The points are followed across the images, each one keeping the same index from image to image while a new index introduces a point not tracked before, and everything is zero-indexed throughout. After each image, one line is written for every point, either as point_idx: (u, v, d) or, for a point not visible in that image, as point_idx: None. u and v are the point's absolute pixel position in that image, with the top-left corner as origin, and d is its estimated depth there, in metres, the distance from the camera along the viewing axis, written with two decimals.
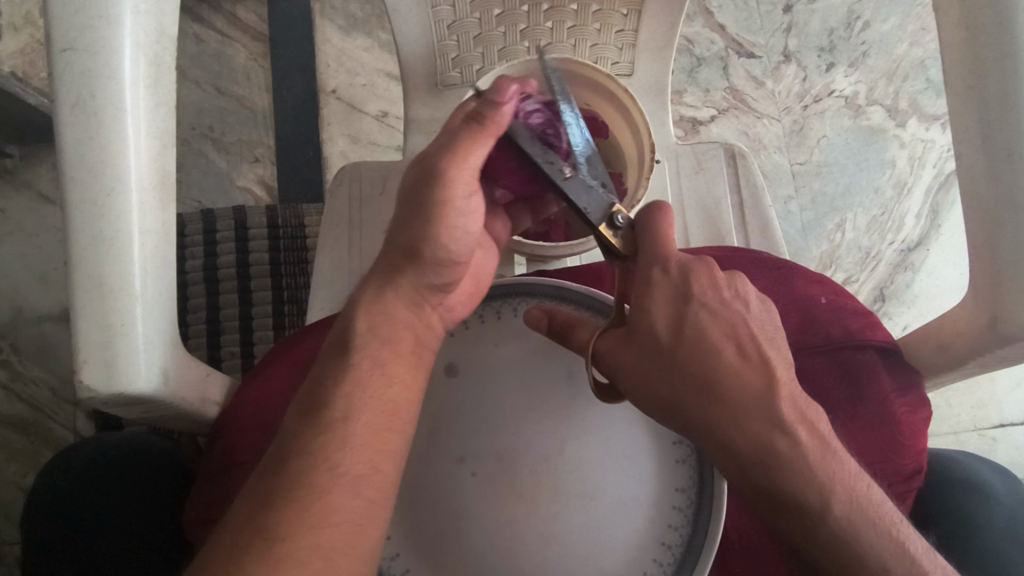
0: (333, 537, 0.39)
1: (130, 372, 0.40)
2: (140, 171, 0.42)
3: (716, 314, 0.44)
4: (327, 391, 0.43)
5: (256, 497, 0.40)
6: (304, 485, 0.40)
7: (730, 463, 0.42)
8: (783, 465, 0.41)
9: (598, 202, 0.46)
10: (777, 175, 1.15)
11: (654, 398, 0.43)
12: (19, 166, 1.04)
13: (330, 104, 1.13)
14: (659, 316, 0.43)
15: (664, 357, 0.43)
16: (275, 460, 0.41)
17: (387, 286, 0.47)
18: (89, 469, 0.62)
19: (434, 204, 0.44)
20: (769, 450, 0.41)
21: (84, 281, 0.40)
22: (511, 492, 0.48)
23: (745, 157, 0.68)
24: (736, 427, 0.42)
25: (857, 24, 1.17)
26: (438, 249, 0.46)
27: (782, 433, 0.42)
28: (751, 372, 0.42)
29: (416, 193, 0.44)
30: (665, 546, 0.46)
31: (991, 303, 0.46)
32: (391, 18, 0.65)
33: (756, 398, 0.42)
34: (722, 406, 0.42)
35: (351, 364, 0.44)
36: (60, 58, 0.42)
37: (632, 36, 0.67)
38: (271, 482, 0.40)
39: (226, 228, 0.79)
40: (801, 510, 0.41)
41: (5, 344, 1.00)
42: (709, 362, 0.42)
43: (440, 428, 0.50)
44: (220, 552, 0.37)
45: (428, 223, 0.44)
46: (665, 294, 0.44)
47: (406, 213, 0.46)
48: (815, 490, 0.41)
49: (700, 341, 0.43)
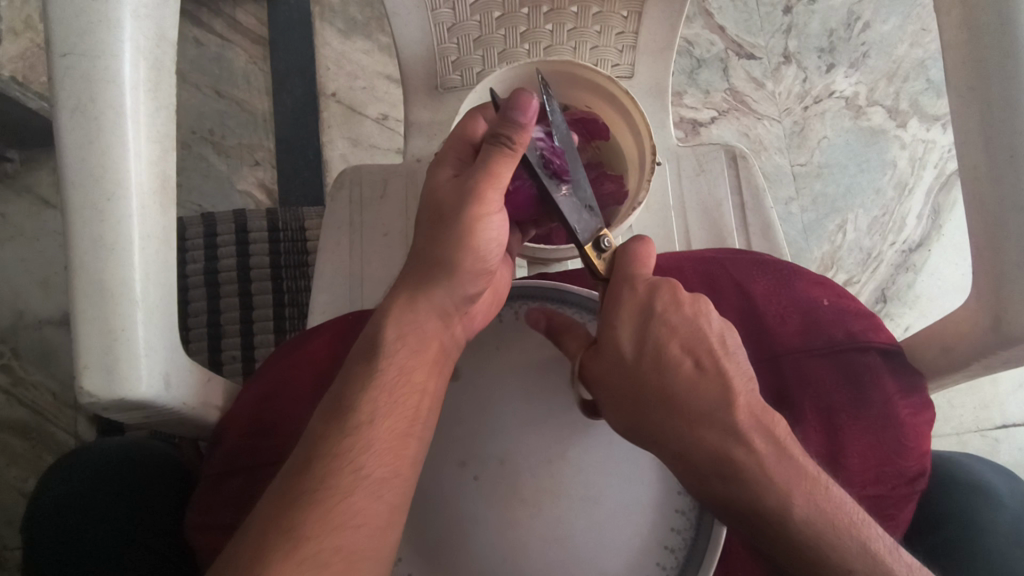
0: (354, 541, 0.39)
1: (131, 377, 0.40)
2: (141, 176, 0.42)
3: (671, 328, 0.43)
4: (352, 394, 0.43)
5: (279, 498, 0.39)
6: (329, 487, 0.39)
7: (688, 473, 0.42)
8: (740, 476, 0.40)
9: (587, 224, 0.47)
10: (778, 176, 1.14)
11: (619, 412, 0.43)
12: (19, 170, 1.04)
13: (330, 107, 1.13)
14: (624, 334, 0.44)
15: (629, 374, 0.43)
16: (299, 462, 0.41)
17: (418, 297, 0.46)
18: (88, 475, 0.61)
19: (472, 218, 0.45)
20: (727, 462, 0.41)
21: (86, 286, 0.40)
22: (515, 496, 0.47)
23: (746, 159, 0.68)
24: (692, 437, 0.41)
25: (858, 24, 1.17)
26: (471, 260, 0.46)
27: (738, 443, 0.41)
28: (705, 384, 0.42)
29: (450, 206, 0.45)
30: (669, 549, 0.46)
31: (994, 304, 0.46)
32: (392, 20, 0.65)
33: (710, 409, 0.41)
34: (681, 418, 0.41)
35: (378, 370, 0.44)
36: (61, 63, 0.42)
37: (633, 38, 0.67)
38: (296, 483, 0.40)
39: (225, 232, 0.79)
40: (758, 518, 0.41)
41: (6, 349, 1.00)
42: (664, 378, 0.42)
43: (446, 431, 0.50)
44: (244, 553, 0.37)
45: (465, 234, 0.45)
46: (630, 313, 0.44)
47: (436, 226, 0.46)
48: (773, 499, 0.40)
49: (657, 358, 0.43)
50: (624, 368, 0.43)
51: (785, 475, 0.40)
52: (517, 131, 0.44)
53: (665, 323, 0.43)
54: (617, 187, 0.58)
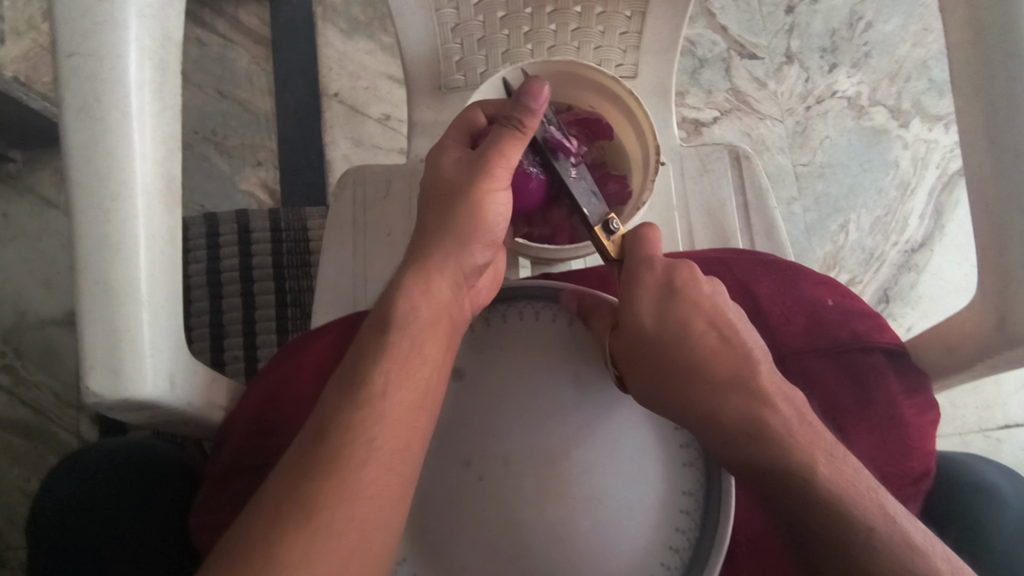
0: (367, 509, 0.39)
1: (137, 376, 0.40)
2: (147, 176, 0.42)
3: (691, 300, 0.46)
4: (364, 367, 0.43)
5: (292, 469, 0.39)
6: (342, 458, 0.39)
7: (714, 434, 0.44)
8: (768, 440, 0.42)
9: (594, 206, 0.49)
10: (781, 176, 1.14)
11: (635, 377, 0.45)
12: (22, 170, 1.04)
13: (333, 107, 1.13)
14: (646, 307, 0.46)
15: (649, 345, 0.45)
16: (313, 433, 0.41)
17: (430, 271, 0.47)
18: (92, 475, 0.61)
19: (479, 190, 0.47)
20: (756, 425, 0.43)
21: (91, 286, 0.40)
22: (518, 495, 0.47)
23: (750, 158, 0.68)
24: (720, 399, 0.44)
25: (860, 24, 1.17)
26: (480, 231, 0.48)
27: (768, 409, 0.43)
28: (732, 351, 0.45)
29: (458, 181, 0.48)
30: (673, 550, 0.47)
31: (999, 304, 0.45)
32: (396, 21, 0.65)
33: (734, 377, 0.44)
34: (704, 380, 0.44)
35: (392, 344, 0.44)
36: (66, 63, 0.42)
37: (637, 38, 0.67)
38: (309, 452, 0.40)
39: (229, 232, 0.79)
40: (792, 488, 0.41)
41: (9, 348, 1.00)
42: (686, 345, 0.45)
43: (450, 431, 0.50)
44: (259, 522, 0.37)
45: (474, 206, 0.47)
46: (650, 290, 0.46)
47: (444, 202, 0.48)
48: (803, 466, 0.41)
49: (678, 326, 0.45)
50: (641, 333, 0.45)
51: (813, 445, 0.42)
52: (526, 115, 0.47)
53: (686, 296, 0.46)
54: (621, 187, 0.57)
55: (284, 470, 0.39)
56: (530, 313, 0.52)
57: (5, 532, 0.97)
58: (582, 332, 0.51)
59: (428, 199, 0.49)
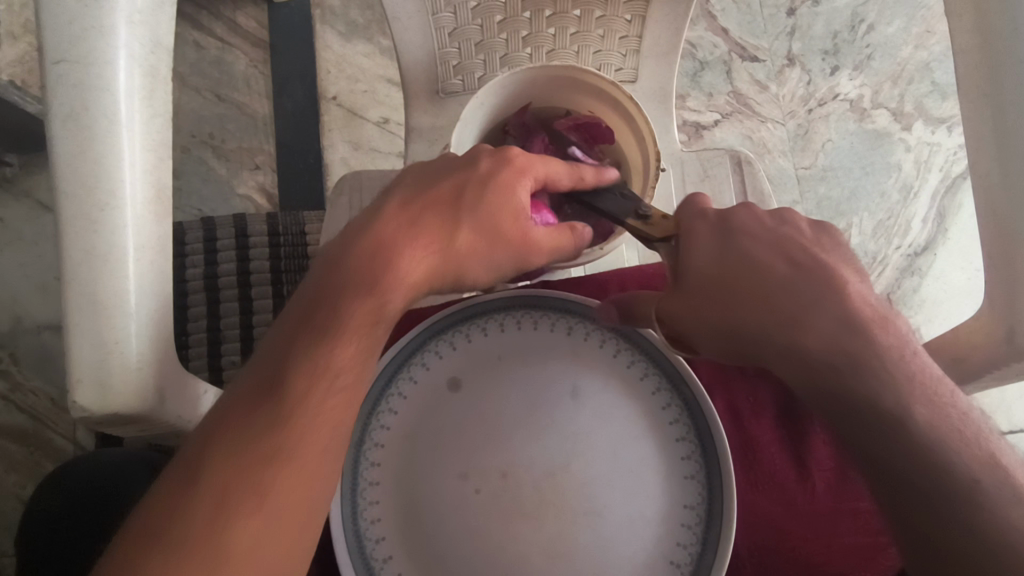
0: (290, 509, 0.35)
1: (125, 392, 0.39)
2: (136, 185, 0.41)
3: (760, 236, 0.44)
4: (330, 342, 0.38)
5: (234, 439, 0.35)
6: (303, 437, 0.36)
7: (802, 372, 0.41)
8: (860, 366, 0.39)
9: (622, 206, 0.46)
10: (782, 179, 1.13)
11: (706, 325, 0.42)
12: (19, 174, 1.03)
13: (331, 110, 1.12)
14: (704, 249, 0.43)
15: (719, 287, 0.42)
16: (269, 397, 0.37)
17: (426, 285, 0.42)
18: (85, 488, 0.60)
19: (513, 265, 0.44)
20: (847, 350, 0.40)
21: (78, 298, 0.39)
22: (516, 509, 0.46)
23: (751, 163, 0.67)
24: (807, 332, 0.40)
25: (862, 26, 1.16)
26: (468, 283, 0.44)
27: (859, 335, 0.40)
28: (808, 280, 0.41)
29: (504, 246, 0.43)
30: (674, 564, 0.45)
31: (1007, 315, 0.45)
32: (392, 25, 0.64)
33: (822, 299, 0.41)
34: (780, 316, 0.41)
35: (375, 333, 0.40)
36: (53, 70, 0.41)
37: (636, 41, 0.66)
38: (263, 424, 0.36)
39: (226, 236, 0.78)
40: (882, 424, 0.39)
41: (5, 354, 1.00)
42: (759, 281, 0.42)
43: (442, 444, 0.48)
44: (204, 500, 0.34)
45: (497, 270, 0.44)
46: (704, 233, 0.43)
47: (476, 250, 0.43)
48: (894, 395, 0.39)
49: (745, 262, 0.42)
50: (708, 275, 0.42)
51: (903, 376, 0.39)
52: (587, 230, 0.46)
53: (746, 233, 0.44)
54: None
55: (228, 438, 0.35)
56: (528, 323, 0.51)
57: None
58: (580, 341, 0.50)
59: (475, 210, 0.43)
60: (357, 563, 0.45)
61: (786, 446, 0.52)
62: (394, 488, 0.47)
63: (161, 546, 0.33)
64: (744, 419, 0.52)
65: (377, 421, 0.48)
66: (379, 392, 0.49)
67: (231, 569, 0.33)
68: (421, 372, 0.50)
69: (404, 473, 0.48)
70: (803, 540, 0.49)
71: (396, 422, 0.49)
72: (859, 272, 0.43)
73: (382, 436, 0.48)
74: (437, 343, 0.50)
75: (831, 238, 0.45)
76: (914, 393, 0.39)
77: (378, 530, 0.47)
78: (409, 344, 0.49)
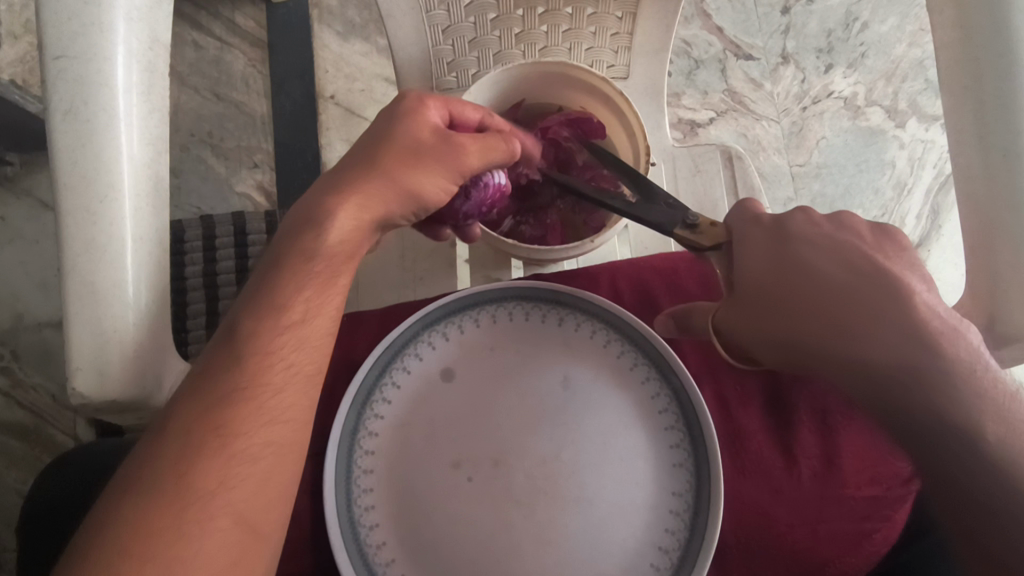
0: (252, 457, 0.39)
1: (123, 378, 0.40)
2: (134, 178, 0.42)
3: (821, 243, 0.44)
4: (276, 287, 0.43)
5: (197, 396, 0.40)
6: (258, 388, 0.41)
7: (861, 381, 0.42)
8: (919, 381, 0.40)
9: (664, 213, 0.48)
10: (777, 177, 1.14)
11: (767, 336, 0.43)
12: (19, 173, 1.04)
13: (329, 109, 1.12)
14: (759, 257, 0.44)
15: (773, 296, 0.43)
16: (221, 355, 0.41)
17: (365, 211, 0.44)
18: (83, 474, 0.61)
19: (449, 166, 0.46)
20: (910, 363, 0.40)
21: (78, 288, 0.40)
22: (509, 497, 0.48)
23: (741, 159, 0.69)
24: (871, 345, 0.41)
25: (856, 24, 1.17)
26: (421, 202, 0.46)
27: (923, 348, 0.40)
28: (870, 289, 0.42)
29: (428, 153, 0.45)
30: (663, 550, 0.46)
31: (988, 303, 0.46)
32: (386, 22, 0.65)
33: (884, 309, 0.41)
34: (841, 327, 0.42)
35: (317, 271, 0.43)
36: (53, 65, 0.42)
37: (628, 38, 0.67)
38: (219, 381, 0.40)
39: (225, 234, 0.74)
40: (948, 437, 0.41)
41: (5, 351, 1.01)
42: (816, 290, 0.42)
43: (437, 433, 0.49)
44: (167, 451, 0.38)
45: (439, 180, 0.46)
46: (760, 241, 0.44)
47: (406, 160, 0.45)
48: (956, 411, 0.40)
49: (804, 269, 0.43)
50: (765, 283, 0.43)
51: (964, 391, 0.40)
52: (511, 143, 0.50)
53: (803, 239, 0.44)
54: None
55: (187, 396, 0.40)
56: (520, 314, 0.52)
57: None
58: (572, 332, 0.51)
59: (394, 135, 0.45)
60: (352, 552, 0.45)
61: (773, 435, 0.53)
62: (388, 477, 0.48)
63: (131, 492, 0.37)
64: (732, 408, 0.53)
65: (371, 409, 0.49)
66: (373, 380, 0.49)
67: (199, 507, 0.37)
68: (415, 362, 0.50)
69: (399, 462, 0.48)
70: (789, 527, 0.50)
71: (389, 411, 0.49)
72: (924, 279, 0.43)
73: (376, 425, 0.49)
74: (430, 334, 0.51)
75: (893, 241, 0.44)
76: (981, 404, 0.40)
77: (372, 517, 0.47)
78: (403, 335, 0.50)
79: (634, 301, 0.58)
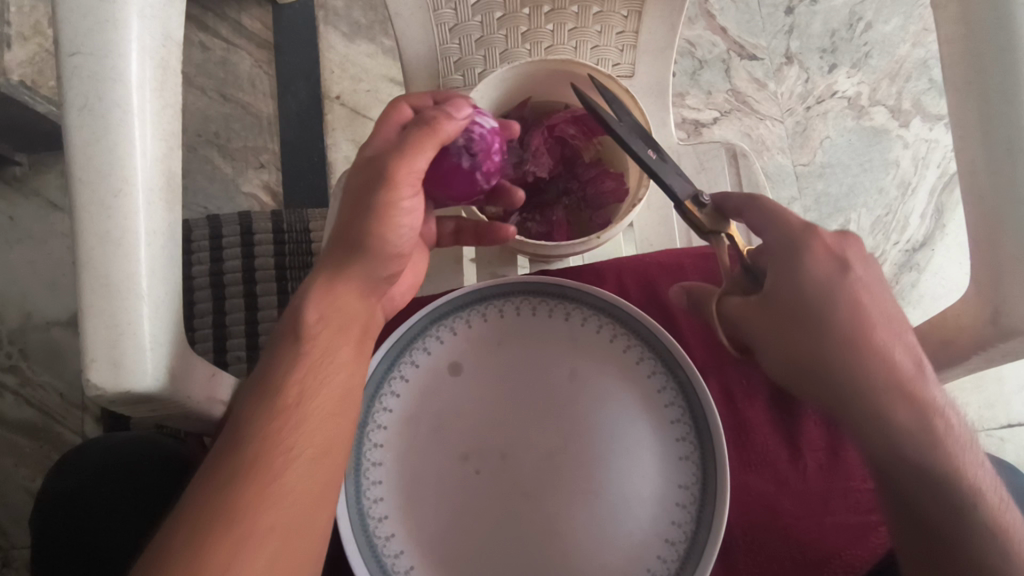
0: (263, 540, 0.39)
1: (137, 370, 0.40)
2: (148, 173, 0.43)
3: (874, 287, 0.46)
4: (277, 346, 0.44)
5: (210, 483, 0.40)
6: (265, 472, 0.40)
7: (874, 427, 0.45)
8: (935, 439, 0.44)
9: (684, 185, 0.49)
10: (781, 176, 1.14)
11: (786, 348, 0.46)
12: (28, 173, 1.05)
13: (334, 110, 1.13)
14: (815, 280, 0.45)
15: (805, 320, 0.45)
16: (225, 444, 0.41)
17: (337, 278, 0.45)
18: (96, 469, 0.61)
19: (383, 186, 0.44)
20: (927, 421, 0.44)
21: (92, 281, 0.40)
22: (516, 488, 0.49)
23: (746, 157, 0.69)
24: (897, 399, 0.44)
25: (860, 24, 1.18)
26: (392, 246, 0.46)
27: (940, 414, 0.45)
28: (903, 344, 0.45)
29: (360, 194, 0.44)
30: (669, 543, 0.46)
31: (993, 297, 0.46)
32: (394, 21, 0.66)
33: (912, 375, 0.45)
34: (871, 367, 0.44)
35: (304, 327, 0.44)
36: (69, 61, 0.43)
37: (633, 37, 0.67)
38: (227, 465, 0.40)
39: (232, 234, 0.74)
40: (937, 484, 0.45)
41: (15, 350, 1.01)
42: (857, 326, 0.44)
43: (445, 425, 0.49)
44: (176, 541, 0.38)
45: (374, 220, 0.44)
46: (829, 264, 0.45)
47: (352, 213, 0.45)
48: (948, 469, 0.45)
49: (857, 301, 0.45)
50: (804, 308, 0.45)
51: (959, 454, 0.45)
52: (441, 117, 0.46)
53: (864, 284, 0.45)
54: (617, 184, 0.58)
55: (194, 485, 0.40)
56: (527, 309, 0.52)
57: (7, 530, 0.97)
58: (578, 326, 0.51)
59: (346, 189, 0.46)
60: (362, 544, 0.45)
61: (780, 427, 0.54)
62: (395, 470, 0.48)
63: None
64: (738, 402, 0.54)
65: (380, 403, 0.49)
66: (381, 374, 0.49)
67: None
68: (423, 355, 0.50)
69: (409, 453, 0.49)
70: (794, 519, 0.51)
71: (397, 404, 0.49)
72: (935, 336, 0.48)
73: (384, 418, 0.49)
74: (438, 328, 0.51)
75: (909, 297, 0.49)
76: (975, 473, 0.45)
77: (381, 509, 0.47)
78: (410, 329, 0.50)
79: (640, 299, 0.59)
